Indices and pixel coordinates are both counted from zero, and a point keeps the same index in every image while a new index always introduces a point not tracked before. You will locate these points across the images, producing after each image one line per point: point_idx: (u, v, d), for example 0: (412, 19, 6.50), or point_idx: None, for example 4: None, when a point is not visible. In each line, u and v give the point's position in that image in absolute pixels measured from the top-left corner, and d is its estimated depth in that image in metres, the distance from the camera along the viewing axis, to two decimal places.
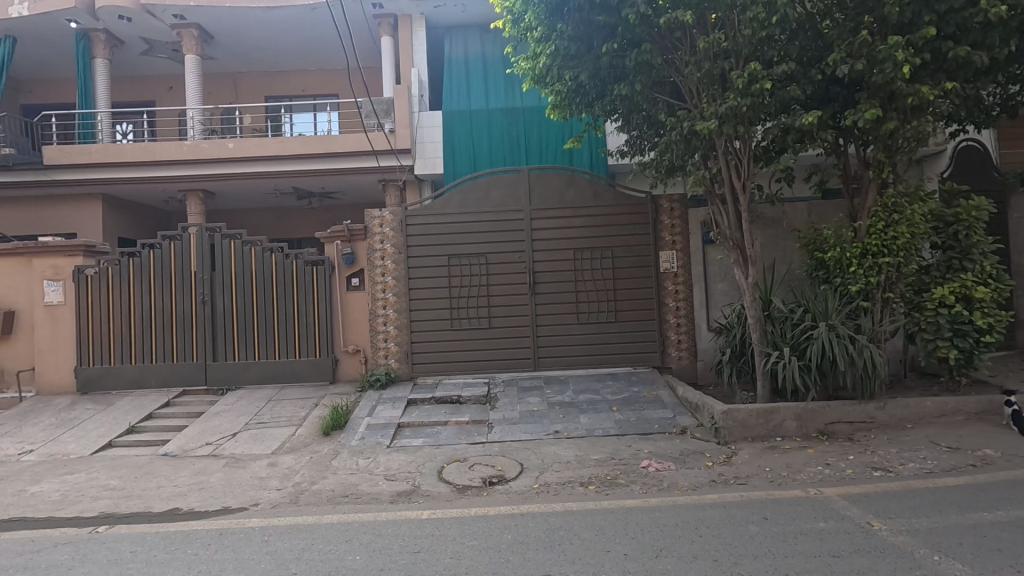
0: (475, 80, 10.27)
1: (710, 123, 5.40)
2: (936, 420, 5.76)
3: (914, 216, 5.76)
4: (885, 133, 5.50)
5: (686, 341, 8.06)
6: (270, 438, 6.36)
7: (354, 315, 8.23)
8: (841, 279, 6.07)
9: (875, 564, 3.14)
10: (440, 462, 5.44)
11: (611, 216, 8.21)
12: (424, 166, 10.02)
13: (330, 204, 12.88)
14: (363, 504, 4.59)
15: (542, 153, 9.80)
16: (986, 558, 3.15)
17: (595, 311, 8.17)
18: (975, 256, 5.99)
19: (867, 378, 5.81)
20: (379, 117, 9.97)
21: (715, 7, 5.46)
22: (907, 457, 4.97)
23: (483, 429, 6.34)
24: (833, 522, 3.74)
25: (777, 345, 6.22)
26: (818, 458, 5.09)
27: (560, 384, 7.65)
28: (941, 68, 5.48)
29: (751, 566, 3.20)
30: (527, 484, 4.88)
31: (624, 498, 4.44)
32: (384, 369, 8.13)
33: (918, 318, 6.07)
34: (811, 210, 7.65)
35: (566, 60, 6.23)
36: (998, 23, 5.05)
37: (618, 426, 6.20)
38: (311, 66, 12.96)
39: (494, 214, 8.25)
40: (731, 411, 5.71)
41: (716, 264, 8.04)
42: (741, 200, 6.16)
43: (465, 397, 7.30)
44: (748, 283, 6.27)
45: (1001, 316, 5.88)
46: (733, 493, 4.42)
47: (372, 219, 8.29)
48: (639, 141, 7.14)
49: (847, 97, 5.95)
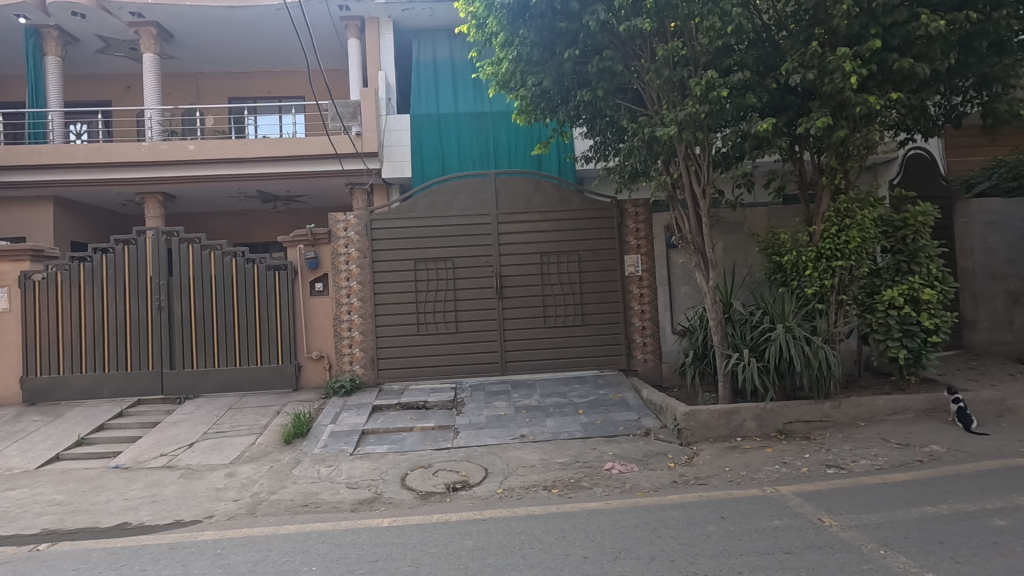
0: (444, 84, 10.25)
1: (669, 129, 5.49)
2: (888, 417, 5.96)
3: (865, 222, 5.97)
4: (836, 141, 5.68)
5: (651, 344, 8.18)
6: (228, 447, 6.19)
7: (319, 321, 8.10)
8: (798, 282, 6.23)
9: (824, 560, 3.22)
10: (404, 469, 5.38)
11: (577, 220, 8.27)
12: (392, 169, 9.89)
13: (295, 207, 12.67)
14: (323, 513, 4.50)
15: (511, 158, 9.82)
16: (929, 551, 3.26)
17: (562, 315, 8.21)
18: (922, 259, 6.22)
19: (823, 377, 5.99)
20: (346, 121, 9.87)
21: (674, 15, 5.55)
22: (860, 454, 5.13)
23: (448, 435, 6.30)
24: (787, 519, 3.83)
25: (738, 347, 6.37)
26: (775, 457, 5.21)
27: (527, 389, 7.65)
28: (888, 79, 5.71)
29: (706, 565, 3.24)
30: (491, 489, 4.86)
31: (587, 501, 4.46)
32: (349, 375, 8.00)
33: (870, 319, 6.29)
34: (770, 215, 7.87)
35: (529, 66, 6.31)
36: (939, 37, 5.28)
37: (584, 429, 6.24)
38: (277, 67, 12.75)
39: (461, 218, 8.22)
40: (693, 412, 5.80)
41: (679, 268, 8.19)
42: (702, 205, 6.29)
43: (431, 402, 7.24)
44: (710, 286, 6.39)
45: (946, 317, 6.12)
46: (693, 493, 4.48)
47: (336, 223, 8.19)
48: (603, 147, 7.27)
49: (802, 105, 6.13)
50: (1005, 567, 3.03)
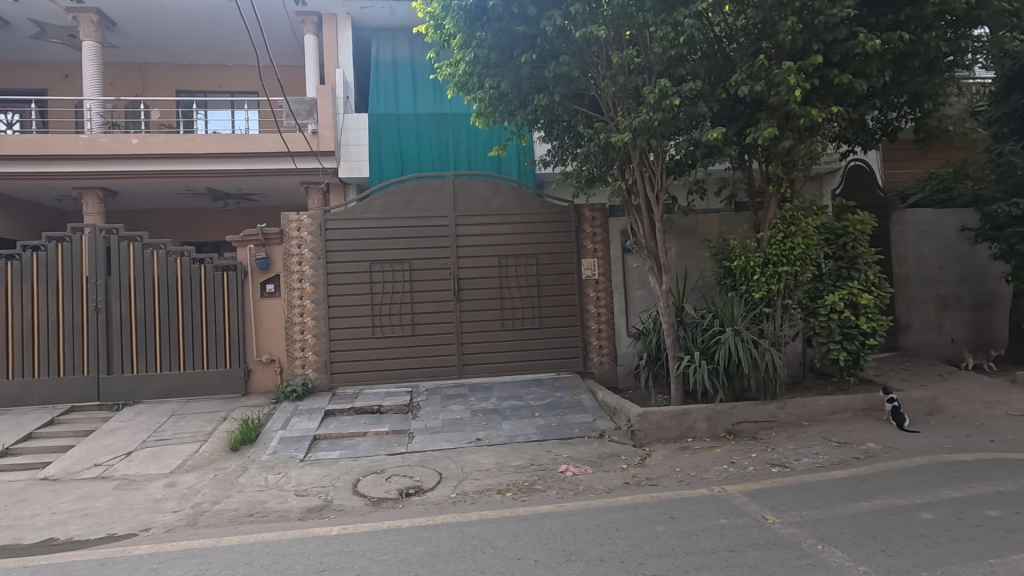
0: (404, 84, 10.13)
1: (624, 136, 5.59)
2: (829, 417, 6.23)
3: (809, 229, 6.22)
4: (782, 151, 5.91)
5: (607, 346, 8.27)
6: (169, 456, 5.91)
7: (270, 323, 7.88)
8: (746, 287, 6.45)
9: (767, 556, 3.33)
10: (357, 475, 5.26)
11: (535, 224, 8.32)
12: (349, 168, 9.68)
13: (247, 206, 12.26)
14: (269, 522, 4.34)
15: (470, 160, 9.81)
16: (863, 545, 3.41)
17: (520, 318, 8.23)
18: (860, 266, 6.52)
19: (769, 379, 6.22)
20: (302, 118, 9.60)
21: (630, 24, 5.65)
22: (803, 453, 5.33)
23: (403, 439, 6.20)
24: (733, 517, 3.93)
25: (689, 350, 6.53)
26: (724, 457, 5.36)
27: (483, 392, 7.60)
28: (830, 93, 5.96)
29: (655, 566, 3.29)
30: (445, 494, 4.80)
31: (540, 504, 4.47)
32: (301, 379, 7.80)
33: (814, 323, 6.56)
34: (721, 221, 8.09)
35: (486, 68, 6.32)
36: (876, 55, 5.55)
37: (540, 432, 6.26)
38: (229, 60, 12.35)
39: (419, 219, 8.13)
40: (646, 414, 5.91)
41: (635, 272, 8.30)
42: (655, 210, 6.44)
43: (386, 406, 7.13)
44: (663, 290, 6.53)
45: (882, 321, 6.45)
46: (644, 494, 4.56)
47: (289, 222, 7.95)
48: (561, 151, 7.33)
49: (750, 115, 6.35)
50: (931, 559, 3.19)
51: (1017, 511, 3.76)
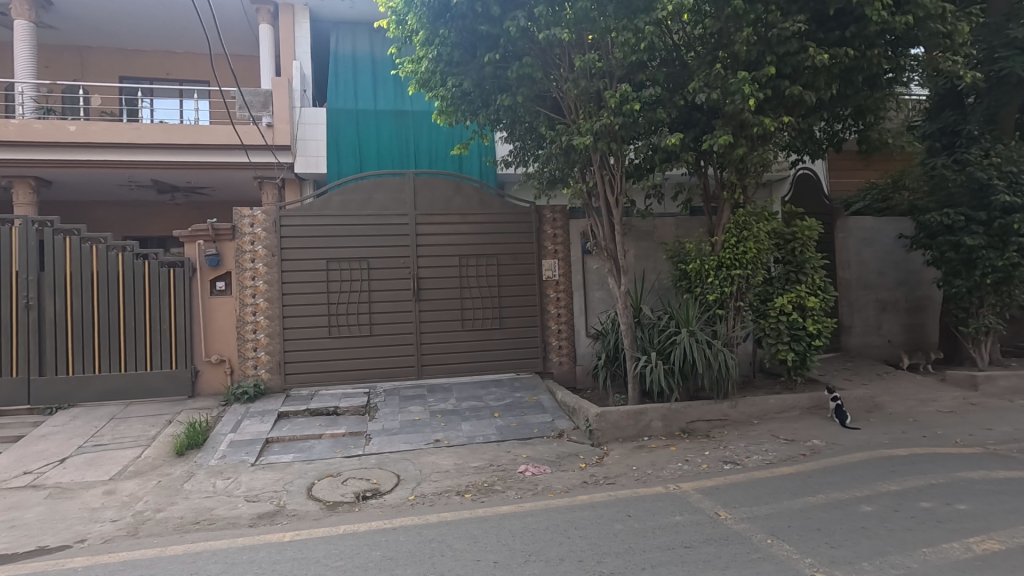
0: (364, 79, 9.93)
1: (585, 139, 5.65)
2: (778, 415, 6.48)
3: (760, 234, 6.45)
4: (736, 158, 6.11)
5: (566, 346, 8.34)
6: (108, 462, 5.59)
7: (219, 321, 7.60)
8: (701, 289, 6.63)
9: (720, 551, 3.42)
10: (311, 479, 5.11)
11: (496, 225, 8.31)
12: (305, 163, 9.43)
13: (197, 200, 11.76)
14: (217, 530, 4.17)
15: (431, 159, 9.74)
16: (809, 538, 3.55)
17: (480, 318, 8.20)
18: (808, 270, 6.78)
19: (721, 378, 6.41)
20: (256, 110, 9.28)
21: (592, 28, 5.73)
22: (753, 450, 5.52)
23: (360, 441, 6.08)
24: (687, 514, 4.03)
25: (646, 350, 6.66)
26: (679, 455, 5.49)
27: (443, 393, 7.54)
28: (781, 104, 6.18)
29: (613, 564, 3.33)
30: (402, 496, 4.72)
31: (499, 504, 4.46)
32: (253, 380, 7.54)
33: (764, 324, 6.79)
34: (678, 225, 8.28)
35: (449, 66, 6.30)
36: (824, 69, 5.80)
37: (499, 432, 6.25)
38: (177, 47, 11.83)
39: (378, 217, 7.99)
40: (604, 413, 6.00)
41: (594, 273, 8.38)
42: (615, 213, 6.55)
43: (342, 408, 6.96)
44: (621, 292, 6.65)
45: (827, 323, 6.73)
46: (602, 492, 4.62)
47: (241, 218, 7.66)
48: (523, 152, 7.38)
49: (706, 122, 6.55)
50: (871, 549, 3.35)
51: (948, 502, 4.00)
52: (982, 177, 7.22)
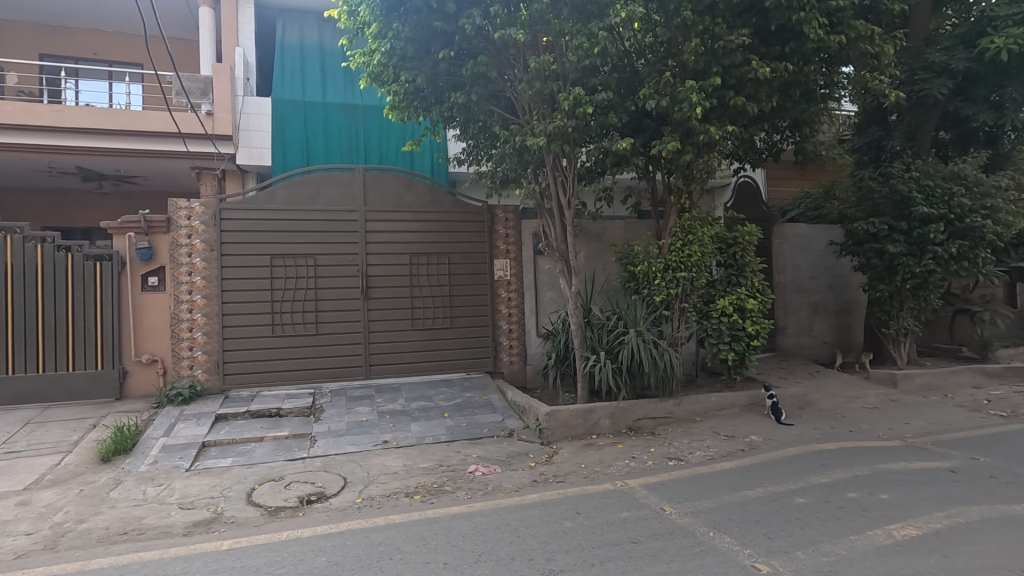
0: (312, 71, 9.62)
1: (539, 140, 5.70)
2: (718, 412, 6.75)
3: (704, 238, 6.68)
4: (683, 164, 6.32)
5: (517, 346, 8.37)
6: (23, 470, 5.16)
7: (151, 319, 7.19)
8: (648, 290, 6.81)
9: (665, 545, 3.52)
10: (251, 484, 4.91)
11: (448, 223, 8.23)
12: (247, 155, 8.99)
13: (126, 189, 11.03)
14: (147, 540, 3.92)
15: (382, 155, 9.55)
16: (748, 530, 3.71)
17: (430, 317, 8.10)
18: (748, 273, 7.04)
19: (667, 377, 6.61)
20: (194, 97, 8.83)
21: (546, 30, 5.78)
22: (696, 446, 5.73)
23: (304, 444, 5.88)
24: (634, 510, 4.13)
25: (595, 349, 6.79)
26: (626, 452, 5.62)
27: (391, 393, 7.40)
28: (725, 113, 6.41)
29: (563, 561, 3.36)
30: (349, 500, 4.60)
31: (449, 505, 4.42)
32: (189, 381, 7.17)
33: (706, 325, 7.03)
34: (626, 228, 8.49)
35: (402, 61, 6.21)
36: (765, 82, 6.08)
37: (449, 432, 6.20)
38: (107, 26, 11.09)
39: (326, 213, 7.75)
40: (554, 412, 6.07)
41: (545, 274, 8.45)
42: (567, 215, 6.65)
43: (286, 410, 6.72)
44: (572, 292, 6.76)
45: (765, 324, 7.00)
46: (551, 491, 4.66)
47: (177, 210, 7.27)
48: (476, 151, 7.38)
49: (655, 128, 6.74)
50: (804, 539, 3.54)
51: (872, 492, 4.29)
52: (903, 190, 7.75)
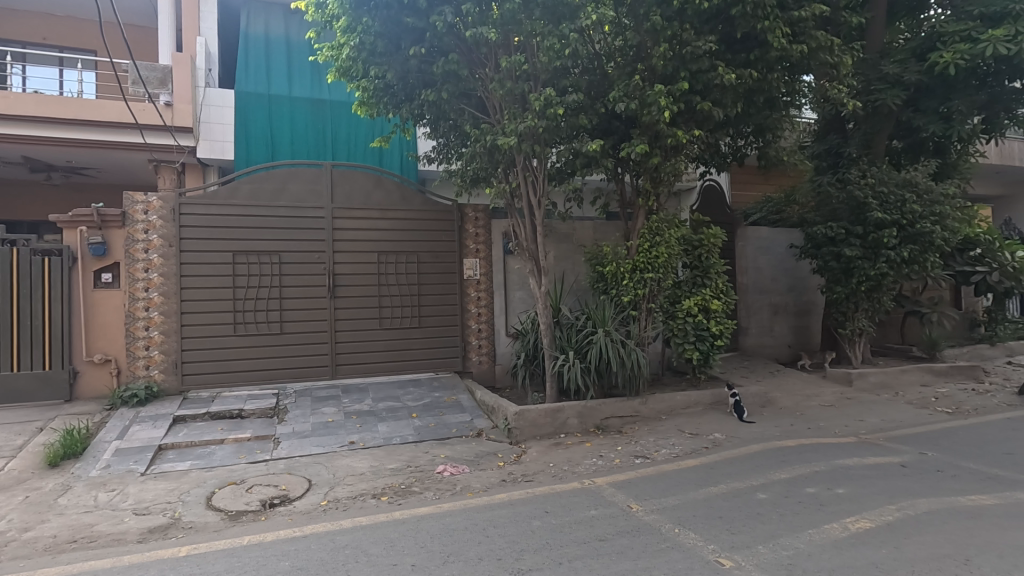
0: (278, 64, 9.37)
1: (510, 139, 5.70)
2: (683, 411, 6.89)
3: (671, 240, 6.80)
4: (651, 166, 6.42)
5: (486, 346, 8.33)
6: None
7: (104, 317, 6.91)
8: (616, 291, 6.89)
9: (632, 542, 3.57)
10: (211, 488, 4.76)
11: (417, 222, 8.15)
12: (209, 149, 8.72)
13: (78, 181, 10.55)
14: (98, 548, 3.76)
15: (350, 151, 9.39)
16: (712, 526, 3.79)
17: (398, 317, 8.01)
18: (712, 275, 7.19)
19: (634, 376, 6.72)
20: (152, 87, 8.52)
21: (518, 30, 5.79)
22: (662, 444, 5.83)
23: (267, 446, 5.73)
24: (602, 508, 4.17)
25: (564, 349, 6.84)
26: (594, 451, 5.67)
27: (358, 393, 7.29)
28: (692, 118, 6.54)
29: (531, 561, 3.37)
30: (314, 502, 4.51)
31: (416, 506, 4.38)
32: (144, 382, 6.89)
33: (672, 325, 7.15)
34: (596, 229, 8.57)
35: (372, 56, 6.13)
36: (731, 88, 6.23)
37: (417, 432, 6.15)
38: (57, 10, 10.57)
39: (291, 209, 7.57)
40: (523, 412, 6.09)
41: (515, 273, 8.45)
42: (537, 215, 6.68)
43: (248, 411, 6.54)
44: (542, 292, 6.78)
45: (728, 324, 7.16)
46: (520, 490, 4.67)
47: (133, 204, 7.00)
48: (446, 149, 7.34)
49: (625, 131, 6.83)
50: (765, 533, 3.65)
51: (828, 487, 4.45)
52: (859, 196, 8.06)
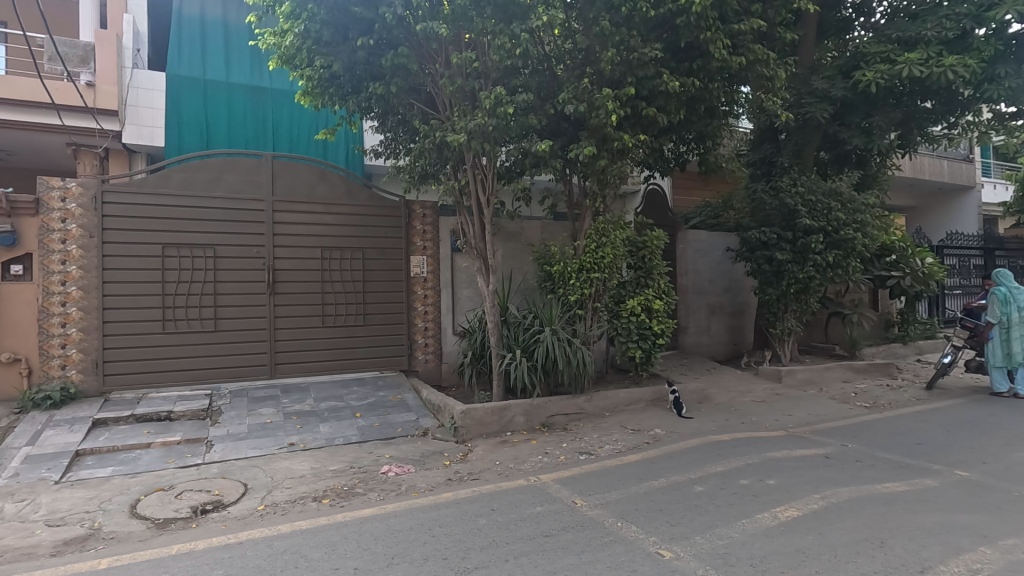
0: (214, 46, 8.83)
1: (459, 137, 5.68)
2: (626, 407, 7.07)
3: (616, 241, 6.97)
4: (598, 168, 6.55)
5: (432, 344, 8.23)
6: None
7: (13, 313, 6.36)
8: (563, 290, 6.99)
9: (576, 537, 3.63)
10: (136, 495, 4.47)
11: (362, 217, 7.95)
12: (135, 133, 8.25)
13: None
14: (4, 564, 3.45)
15: (291, 142, 9.06)
16: (653, 519, 3.91)
17: (342, 315, 7.80)
18: (655, 276, 7.40)
19: (579, 374, 6.85)
20: (71, 65, 7.92)
21: (469, 27, 5.76)
22: (605, 440, 5.96)
23: (199, 449, 5.44)
24: (547, 505, 4.22)
25: (511, 347, 6.88)
26: (539, 448, 5.73)
27: (298, 393, 7.05)
28: (637, 123, 6.72)
29: (477, 559, 3.36)
30: (250, 507, 4.32)
31: (360, 508, 4.27)
32: (59, 383, 6.40)
33: (617, 324, 7.32)
34: (543, 228, 8.65)
35: (317, 45, 5.94)
36: (674, 95, 6.44)
37: (360, 432, 6.01)
38: None
39: (228, 201, 7.22)
40: (469, 410, 6.08)
41: (462, 272, 8.39)
42: (485, 213, 6.68)
43: (177, 413, 6.18)
44: (489, 290, 6.79)
45: (669, 324, 7.40)
46: (466, 489, 4.65)
47: (49, 190, 6.49)
48: (394, 144, 7.22)
49: (573, 133, 6.93)
50: (702, 524, 3.79)
51: (760, 478, 4.69)
52: (790, 203, 8.54)
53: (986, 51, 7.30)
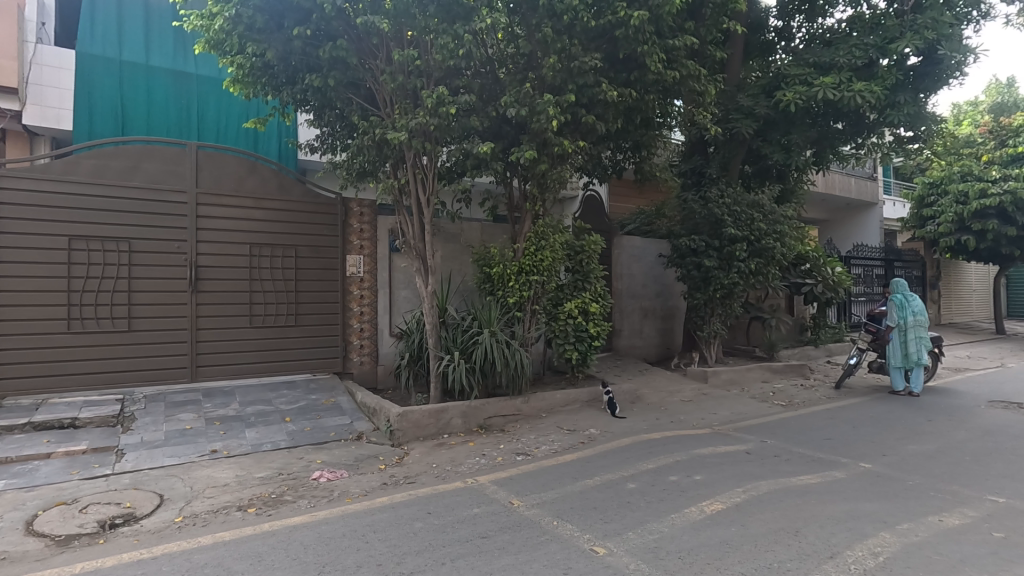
0: (132, 23, 8.18)
1: (400, 135, 5.59)
2: (562, 408, 7.19)
3: (555, 244, 7.07)
4: (539, 172, 6.64)
5: (368, 346, 7.99)
6: None
7: None
8: (502, 292, 7.03)
9: (512, 538, 3.65)
10: (33, 510, 4.07)
11: (295, 213, 7.63)
12: (39, 115, 7.48)
13: None
14: None
15: (218, 132, 8.58)
16: (587, 517, 3.99)
17: (271, 315, 7.47)
18: (591, 279, 7.56)
19: (517, 376, 6.90)
20: None
21: (412, 25, 5.68)
22: (542, 441, 6.04)
23: (108, 459, 5.03)
24: (484, 506, 4.22)
25: (449, 349, 6.84)
26: (476, 450, 5.72)
27: (222, 396, 6.67)
28: (577, 129, 6.86)
29: (412, 563, 3.31)
30: (166, 519, 4.04)
31: (289, 516, 4.10)
32: None
33: (554, 326, 7.40)
34: (483, 230, 8.65)
35: (250, 31, 5.68)
36: (612, 104, 6.64)
37: (290, 437, 5.77)
38: None
39: (147, 192, 6.74)
40: (406, 413, 5.97)
41: (401, 273, 8.17)
42: (425, 213, 6.60)
43: (83, 419, 5.69)
44: (428, 291, 6.70)
45: (605, 326, 7.56)
46: (401, 493, 4.56)
47: None
48: (331, 139, 7.02)
49: (514, 136, 6.97)
50: (634, 520, 3.92)
51: (688, 474, 4.90)
52: (717, 213, 9.01)
53: (889, 79, 8.01)
